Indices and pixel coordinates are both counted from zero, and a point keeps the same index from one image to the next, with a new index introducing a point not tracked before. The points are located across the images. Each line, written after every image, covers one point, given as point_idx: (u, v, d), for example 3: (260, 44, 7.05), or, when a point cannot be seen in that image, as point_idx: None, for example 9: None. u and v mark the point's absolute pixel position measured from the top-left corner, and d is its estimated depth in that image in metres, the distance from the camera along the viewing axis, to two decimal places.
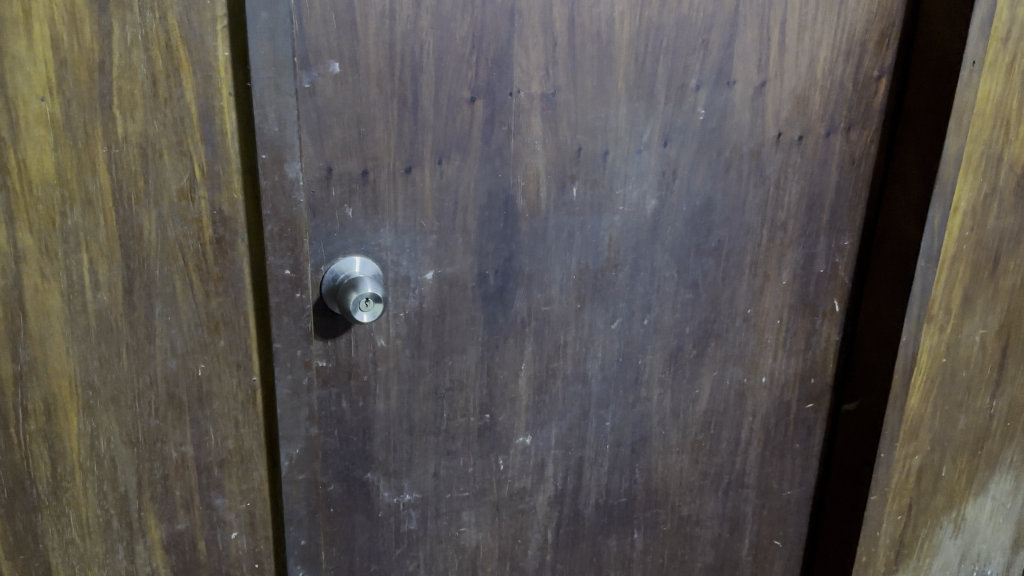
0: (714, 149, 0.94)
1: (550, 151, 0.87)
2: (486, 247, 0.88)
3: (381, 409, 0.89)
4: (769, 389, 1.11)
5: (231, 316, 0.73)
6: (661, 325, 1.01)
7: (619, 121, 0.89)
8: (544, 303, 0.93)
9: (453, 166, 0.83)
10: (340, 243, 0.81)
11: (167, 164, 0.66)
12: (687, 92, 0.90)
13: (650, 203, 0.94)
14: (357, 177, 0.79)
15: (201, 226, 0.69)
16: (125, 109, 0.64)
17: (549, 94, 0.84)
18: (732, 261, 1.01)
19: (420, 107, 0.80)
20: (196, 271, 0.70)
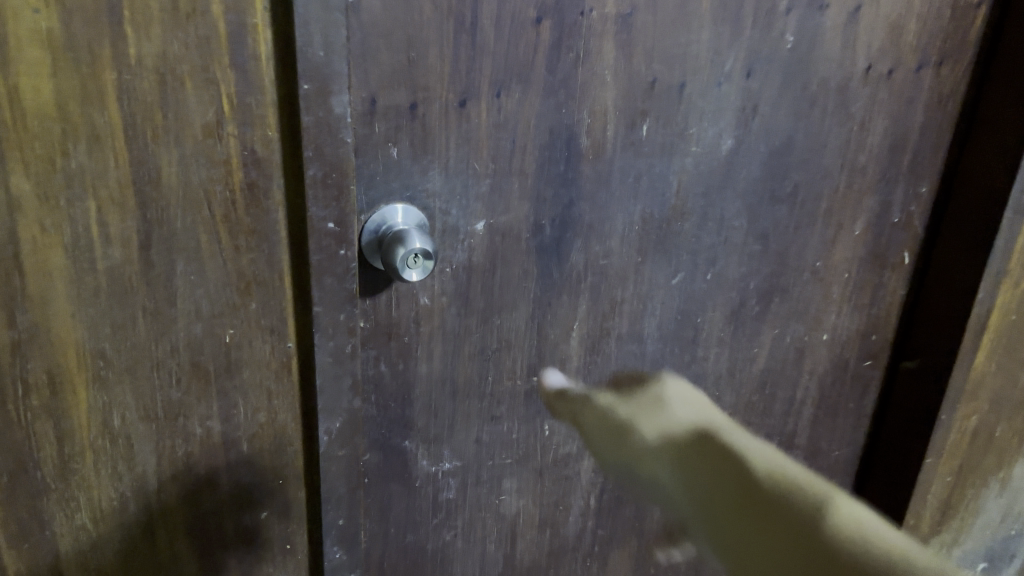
0: (799, 83, 0.84)
1: (621, 82, 0.76)
2: (544, 193, 0.77)
3: (423, 372, 0.79)
4: (830, 347, 1.04)
5: (264, 274, 0.62)
6: (725, 279, 0.91)
7: (700, 48, 0.77)
8: (602, 256, 0.83)
9: (512, 100, 0.72)
10: (385, 187, 0.70)
11: (190, 94, 0.55)
12: (776, 17, 0.79)
13: (725, 144, 0.83)
14: (404, 112, 0.68)
15: (230, 169, 0.58)
16: (139, 27, 0.52)
17: (625, 16, 0.72)
18: (805, 209, 0.92)
19: (479, 28, 0.68)
20: (224, 222, 0.59)
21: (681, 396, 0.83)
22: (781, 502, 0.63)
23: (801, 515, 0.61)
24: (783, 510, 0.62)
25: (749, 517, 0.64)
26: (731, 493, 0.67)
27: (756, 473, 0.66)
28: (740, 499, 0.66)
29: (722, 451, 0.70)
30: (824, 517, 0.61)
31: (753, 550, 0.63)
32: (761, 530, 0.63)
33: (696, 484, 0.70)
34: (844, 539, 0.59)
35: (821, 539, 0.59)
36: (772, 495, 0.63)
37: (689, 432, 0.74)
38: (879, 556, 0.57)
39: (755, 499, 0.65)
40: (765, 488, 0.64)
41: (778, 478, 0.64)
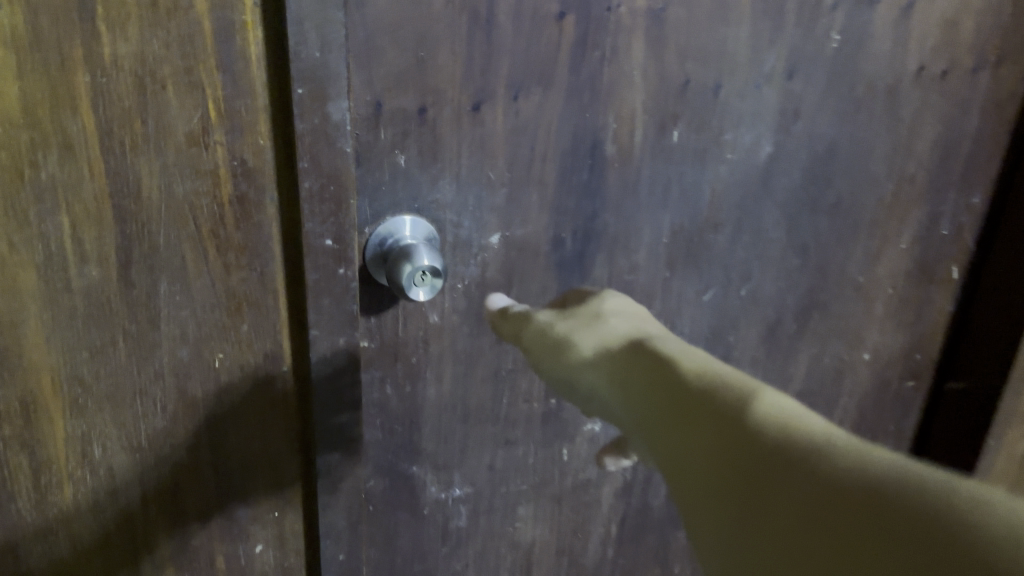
0: (845, 85, 0.77)
1: (651, 83, 0.69)
2: (565, 204, 0.71)
3: (432, 394, 0.73)
4: (870, 367, 0.97)
5: (256, 295, 0.57)
6: (760, 295, 0.85)
7: (738, 45, 0.70)
8: (628, 270, 0.77)
9: (531, 103, 0.66)
10: (391, 198, 0.65)
11: (172, 99, 0.50)
12: (822, 12, 0.72)
13: (763, 150, 0.77)
14: (412, 117, 0.62)
15: (217, 180, 0.53)
16: (114, 25, 0.47)
17: (656, 11, 0.66)
18: (848, 220, 0.85)
19: (496, 25, 0.61)
20: (212, 238, 0.54)
21: (639, 315, 0.63)
22: (724, 413, 0.48)
23: (750, 424, 0.46)
24: (730, 421, 0.47)
25: (693, 427, 0.50)
26: (673, 404, 0.52)
27: (694, 383, 0.51)
28: (682, 412, 0.51)
29: (665, 360, 0.55)
30: (777, 420, 0.46)
31: (733, 494, 0.45)
32: (708, 446, 0.48)
33: (645, 399, 0.55)
34: (802, 441, 0.44)
35: (773, 451, 0.44)
36: (714, 405, 0.49)
37: (627, 347, 0.58)
38: (848, 458, 0.41)
39: (695, 408, 0.50)
40: (710, 399, 0.49)
41: (727, 385, 0.50)
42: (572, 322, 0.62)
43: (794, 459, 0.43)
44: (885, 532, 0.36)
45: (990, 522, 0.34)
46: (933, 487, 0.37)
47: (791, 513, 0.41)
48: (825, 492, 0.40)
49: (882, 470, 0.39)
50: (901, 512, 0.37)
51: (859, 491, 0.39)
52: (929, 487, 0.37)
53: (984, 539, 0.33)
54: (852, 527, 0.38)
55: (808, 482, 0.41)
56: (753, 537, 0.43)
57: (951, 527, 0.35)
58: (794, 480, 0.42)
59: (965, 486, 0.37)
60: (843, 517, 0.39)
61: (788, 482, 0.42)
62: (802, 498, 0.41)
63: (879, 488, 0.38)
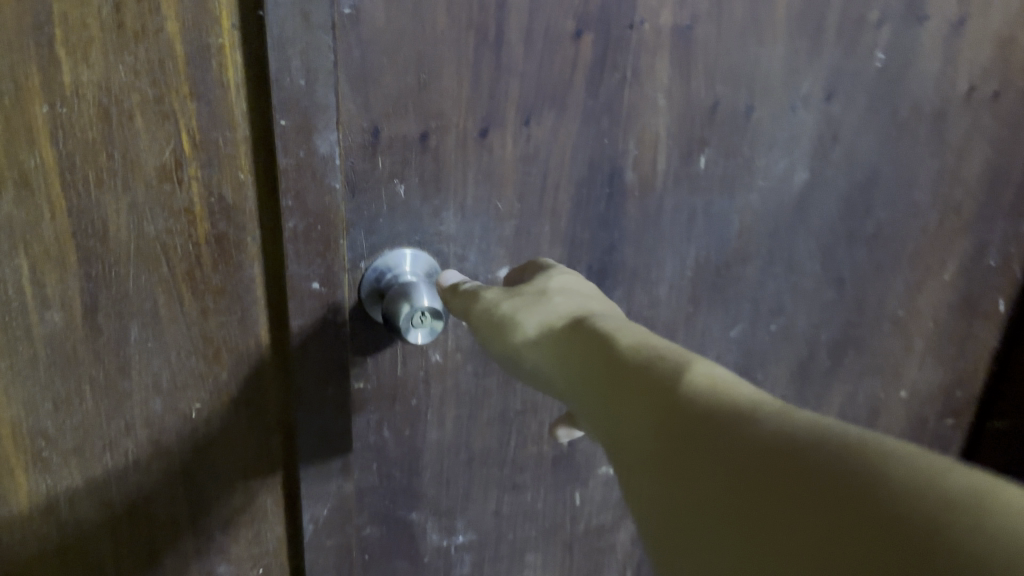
0: (887, 107, 0.71)
1: (677, 106, 0.63)
2: (580, 235, 0.66)
3: (434, 438, 0.68)
4: (907, 404, 0.91)
5: (237, 341, 0.52)
6: (792, 331, 0.79)
7: (773, 65, 0.65)
8: (648, 305, 0.72)
9: (544, 128, 0.60)
10: (389, 231, 0.59)
11: (140, 131, 0.45)
12: (866, 29, 0.66)
13: (798, 178, 0.71)
14: (412, 144, 0.57)
15: (192, 218, 0.48)
16: (74, 50, 0.42)
17: (683, 28, 0.60)
18: (888, 251, 0.79)
19: (506, 44, 0.56)
20: (187, 281, 0.49)
21: (588, 288, 0.53)
22: (665, 386, 0.38)
23: (693, 396, 0.37)
24: (671, 394, 0.38)
25: (629, 403, 0.40)
26: (608, 376, 0.42)
27: (633, 352, 0.42)
28: (617, 383, 0.42)
29: (602, 329, 0.46)
30: (729, 392, 0.36)
31: (670, 479, 0.35)
32: (647, 424, 0.38)
33: (578, 373, 0.45)
34: (757, 412, 0.34)
35: (720, 423, 0.35)
36: (654, 377, 0.39)
37: (563, 316, 0.49)
38: (813, 426, 0.32)
39: (633, 376, 0.41)
40: (647, 370, 0.40)
41: (670, 358, 0.41)
42: (507, 290, 0.52)
43: (744, 433, 0.33)
44: (861, 513, 0.27)
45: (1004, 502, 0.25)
46: (924, 460, 0.28)
47: (740, 491, 0.32)
48: (785, 467, 0.31)
49: (854, 441, 0.30)
50: (884, 492, 0.27)
51: (827, 466, 0.30)
52: (917, 463, 0.28)
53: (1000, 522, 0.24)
54: (818, 511, 0.29)
55: (761, 458, 0.32)
56: (695, 528, 0.33)
57: (951, 506, 0.26)
58: (744, 456, 0.32)
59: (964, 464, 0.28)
60: (807, 499, 0.29)
61: (736, 459, 0.33)
62: (755, 472, 0.32)
63: (854, 464, 0.29)
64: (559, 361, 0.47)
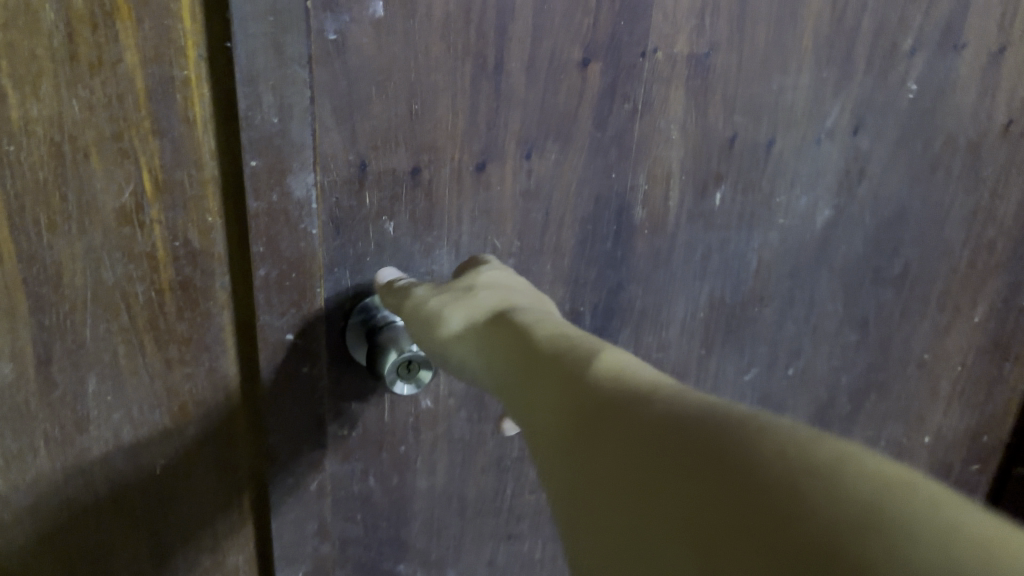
0: (918, 141, 0.67)
1: (692, 138, 0.59)
2: (585, 275, 0.61)
3: (423, 486, 0.64)
4: (931, 450, 0.87)
5: (204, 394, 0.48)
6: (812, 374, 0.75)
7: (797, 96, 0.60)
8: (656, 348, 0.67)
9: (547, 162, 0.56)
10: (376, 270, 0.54)
11: (97, 171, 0.41)
12: (898, 59, 0.62)
13: (822, 215, 0.66)
14: (402, 178, 0.52)
15: (154, 264, 0.43)
16: (22, 82, 0.38)
17: (700, 56, 0.56)
18: (917, 293, 0.75)
19: (507, 73, 0.51)
20: (149, 330, 0.45)
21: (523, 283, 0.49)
22: (573, 369, 0.34)
23: (598, 380, 0.32)
24: (577, 377, 0.33)
25: (537, 389, 0.35)
26: (522, 363, 0.38)
27: (549, 339, 0.37)
28: (528, 371, 0.37)
29: (524, 318, 0.41)
30: (637, 376, 0.31)
31: (566, 471, 0.30)
32: (550, 411, 0.33)
33: (494, 361, 0.40)
34: (661, 394, 0.29)
35: (619, 406, 0.29)
36: (565, 361, 0.35)
37: (487, 305, 0.45)
38: (716, 406, 0.27)
39: (543, 361, 0.36)
40: (558, 355, 0.35)
41: (585, 344, 0.36)
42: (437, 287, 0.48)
43: (641, 415, 0.28)
44: (745, 500, 0.22)
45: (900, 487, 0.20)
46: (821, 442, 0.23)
47: (625, 479, 0.27)
48: (674, 450, 0.26)
49: (753, 420, 0.25)
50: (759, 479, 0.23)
51: (716, 446, 0.25)
52: (816, 445, 0.23)
53: (893, 513, 0.20)
54: (701, 499, 0.24)
55: (650, 440, 0.27)
56: (584, 526, 0.28)
57: (840, 496, 0.21)
58: (636, 440, 0.27)
59: (870, 447, 0.23)
60: (690, 485, 0.24)
61: (628, 443, 0.28)
62: (642, 455, 0.27)
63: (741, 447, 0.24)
64: (477, 350, 0.42)
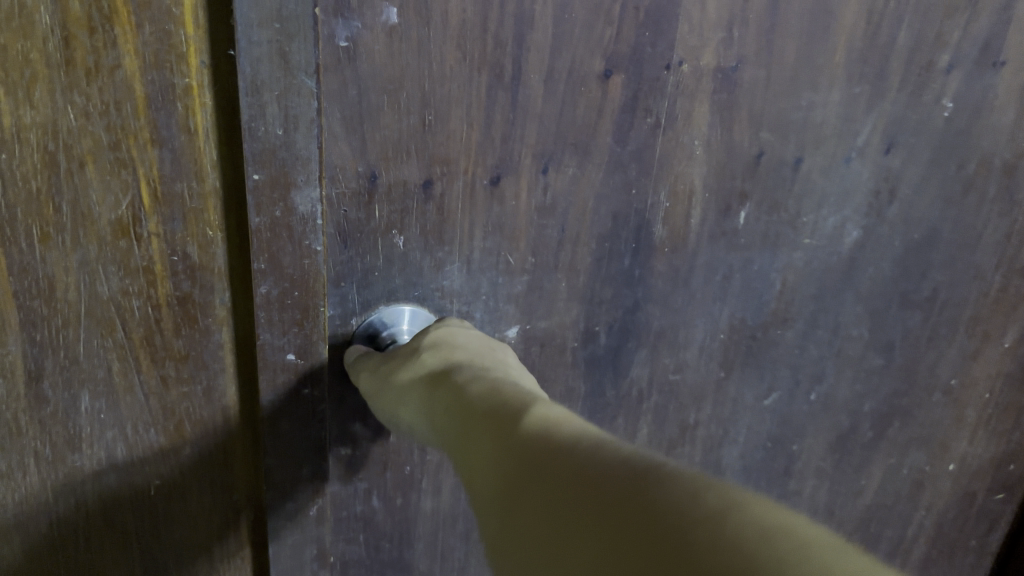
0: (951, 162, 0.64)
1: (717, 156, 0.56)
2: (601, 293, 0.59)
3: (428, 508, 0.62)
4: (954, 478, 0.85)
5: (202, 412, 0.46)
6: (833, 399, 0.73)
7: (826, 113, 0.58)
8: (673, 370, 0.65)
9: (565, 176, 0.53)
10: (384, 285, 0.52)
11: (93, 181, 0.39)
12: (933, 76, 0.59)
13: (849, 236, 0.64)
14: (413, 191, 0.50)
15: (151, 278, 0.42)
16: (15, 87, 0.36)
17: (728, 70, 0.53)
18: (945, 317, 0.72)
19: (525, 84, 0.49)
20: (145, 347, 0.43)
21: (475, 331, 0.48)
22: (502, 420, 0.33)
23: (526, 429, 0.31)
24: (506, 427, 0.32)
25: (469, 439, 0.34)
26: (457, 411, 0.37)
27: (485, 388, 0.37)
28: (461, 420, 0.36)
29: (466, 367, 0.41)
30: (562, 424, 0.31)
31: (488, 525, 0.30)
32: (478, 463, 0.32)
33: (436, 409, 0.40)
34: (580, 445, 0.29)
35: (541, 458, 0.29)
36: (498, 411, 0.34)
37: (437, 360, 0.43)
38: (631, 461, 0.27)
39: (475, 410, 0.35)
40: (491, 405, 0.35)
41: (517, 394, 0.35)
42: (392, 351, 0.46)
43: (561, 469, 0.28)
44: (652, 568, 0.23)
45: (787, 533, 0.22)
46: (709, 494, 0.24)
47: (542, 535, 0.27)
48: (589, 508, 0.26)
49: (656, 475, 0.26)
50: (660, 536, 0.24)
51: (626, 505, 0.25)
52: (708, 494, 0.24)
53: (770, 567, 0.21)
54: (615, 560, 0.24)
55: (566, 496, 0.27)
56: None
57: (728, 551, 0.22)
58: (555, 496, 0.27)
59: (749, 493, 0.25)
60: (606, 544, 0.25)
61: (546, 499, 0.27)
62: (558, 510, 0.27)
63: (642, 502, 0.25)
64: (421, 399, 0.41)
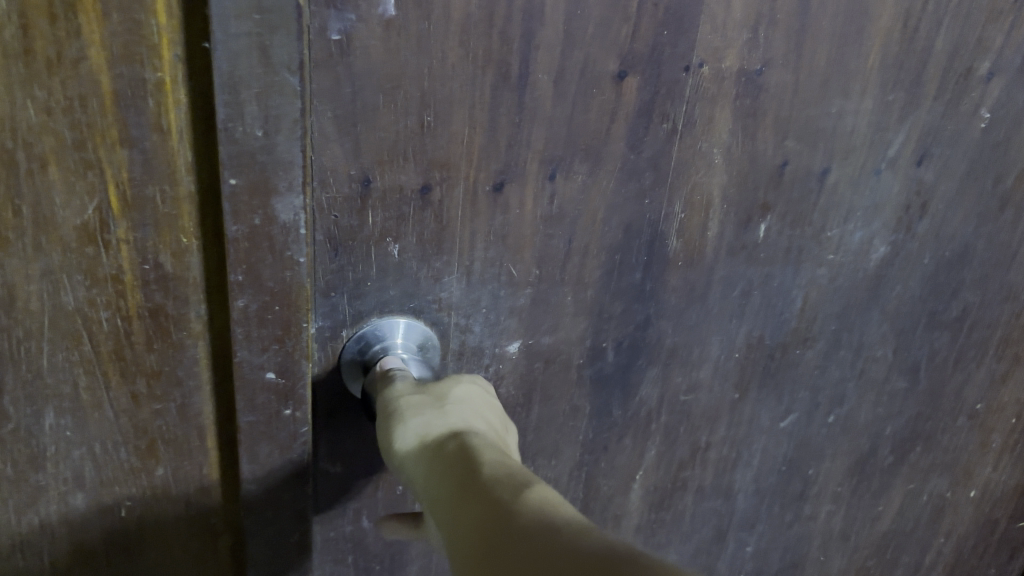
0: (988, 176, 0.60)
1: (738, 166, 0.53)
2: (610, 308, 0.55)
3: None
4: (976, 505, 0.81)
5: (176, 431, 0.43)
6: (853, 423, 0.69)
7: (857, 122, 0.54)
8: (685, 390, 0.61)
9: (574, 184, 0.50)
10: (377, 297, 0.48)
11: (56, 183, 0.35)
12: (973, 84, 0.55)
13: (876, 252, 0.60)
14: (410, 198, 0.46)
15: (120, 289, 0.38)
16: None
17: (752, 73, 0.49)
18: (974, 339, 0.69)
19: (533, 85, 0.46)
20: (114, 362, 0.40)
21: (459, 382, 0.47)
22: (498, 496, 0.33)
23: (526, 513, 0.32)
24: (505, 507, 0.33)
25: (463, 505, 0.34)
26: (445, 470, 0.37)
27: (485, 461, 0.36)
28: (455, 487, 0.36)
29: (451, 420, 0.41)
30: (559, 512, 0.32)
31: None
32: (472, 530, 0.32)
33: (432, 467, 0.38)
34: (574, 532, 0.31)
35: (540, 540, 0.30)
36: (493, 484, 0.34)
37: (423, 399, 0.42)
38: (617, 548, 0.29)
39: (477, 479, 0.35)
40: (484, 475, 0.35)
41: (508, 469, 0.36)
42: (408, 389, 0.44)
43: (558, 550, 0.29)
44: None
45: None
46: None
47: None
48: None
49: None
50: None
51: None
52: None
53: None
54: None
55: None
56: None
57: None
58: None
59: None
60: None
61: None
62: None
63: None
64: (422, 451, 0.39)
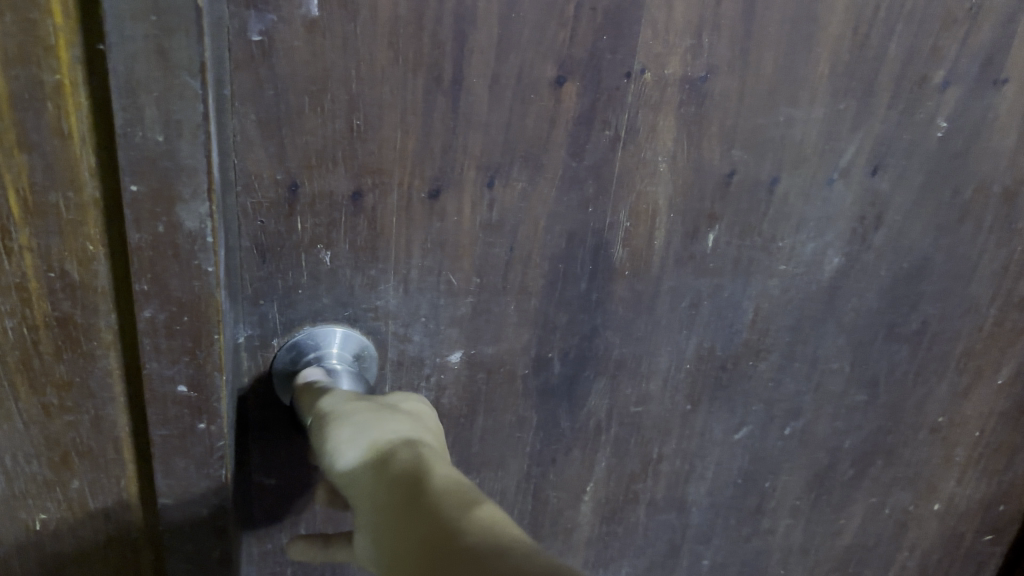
0: (946, 188, 0.59)
1: (685, 174, 0.51)
2: (555, 318, 0.54)
3: None
4: (940, 519, 0.80)
5: (91, 441, 0.42)
6: (811, 436, 0.68)
7: (808, 131, 0.53)
8: (635, 401, 0.60)
9: (513, 192, 0.48)
10: (309, 305, 0.47)
11: None
12: (927, 93, 0.54)
13: (831, 263, 0.59)
14: (341, 204, 0.45)
15: (25, 297, 0.37)
16: None
17: (696, 80, 0.48)
18: (934, 352, 0.67)
19: (467, 90, 0.44)
20: (22, 371, 0.39)
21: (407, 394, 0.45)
22: (443, 511, 0.33)
23: (469, 531, 0.31)
24: (448, 524, 0.32)
25: (410, 524, 0.33)
26: (388, 482, 0.36)
27: (430, 474, 0.35)
28: (400, 507, 0.34)
29: (398, 425, 0.39)
30: (505, 527, 0.32)
31: None
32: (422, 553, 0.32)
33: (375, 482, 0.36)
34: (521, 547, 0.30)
35: (484, 563, 0.30)
36: (438, 500, 0.33)
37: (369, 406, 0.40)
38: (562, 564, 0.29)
39: (422, 497, 0.34)
40: (429, 491, 0.34)
41: (453, 481, 0.35)
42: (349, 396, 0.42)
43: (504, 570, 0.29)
44: None
45: None
46: None
47: None
48: None
49: None
50: None
51: None
52: None
53: None
54: None
55: None
56: None
57: None
58: None
59: None
60: None
61: None
62: None
63: None
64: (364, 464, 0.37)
